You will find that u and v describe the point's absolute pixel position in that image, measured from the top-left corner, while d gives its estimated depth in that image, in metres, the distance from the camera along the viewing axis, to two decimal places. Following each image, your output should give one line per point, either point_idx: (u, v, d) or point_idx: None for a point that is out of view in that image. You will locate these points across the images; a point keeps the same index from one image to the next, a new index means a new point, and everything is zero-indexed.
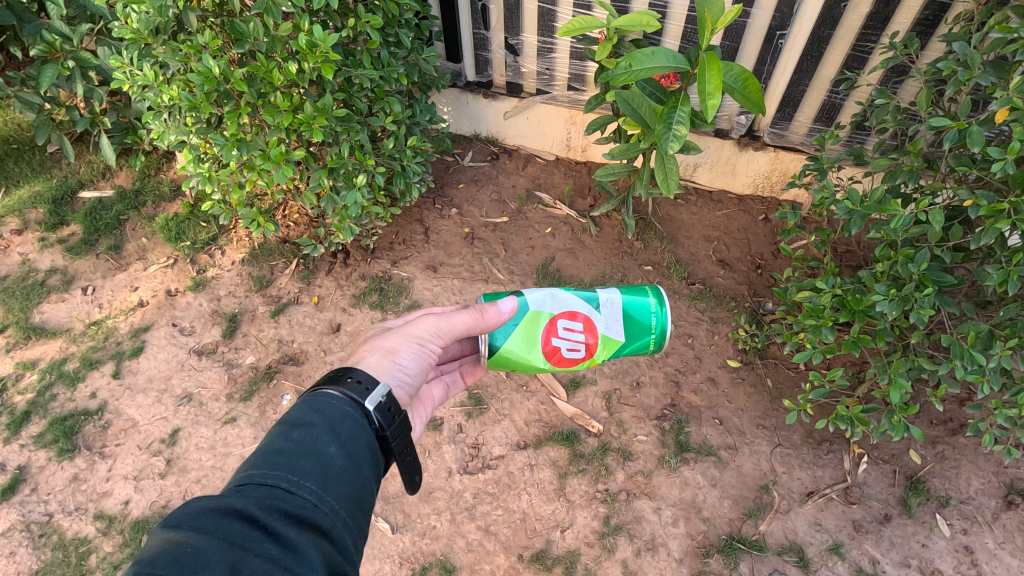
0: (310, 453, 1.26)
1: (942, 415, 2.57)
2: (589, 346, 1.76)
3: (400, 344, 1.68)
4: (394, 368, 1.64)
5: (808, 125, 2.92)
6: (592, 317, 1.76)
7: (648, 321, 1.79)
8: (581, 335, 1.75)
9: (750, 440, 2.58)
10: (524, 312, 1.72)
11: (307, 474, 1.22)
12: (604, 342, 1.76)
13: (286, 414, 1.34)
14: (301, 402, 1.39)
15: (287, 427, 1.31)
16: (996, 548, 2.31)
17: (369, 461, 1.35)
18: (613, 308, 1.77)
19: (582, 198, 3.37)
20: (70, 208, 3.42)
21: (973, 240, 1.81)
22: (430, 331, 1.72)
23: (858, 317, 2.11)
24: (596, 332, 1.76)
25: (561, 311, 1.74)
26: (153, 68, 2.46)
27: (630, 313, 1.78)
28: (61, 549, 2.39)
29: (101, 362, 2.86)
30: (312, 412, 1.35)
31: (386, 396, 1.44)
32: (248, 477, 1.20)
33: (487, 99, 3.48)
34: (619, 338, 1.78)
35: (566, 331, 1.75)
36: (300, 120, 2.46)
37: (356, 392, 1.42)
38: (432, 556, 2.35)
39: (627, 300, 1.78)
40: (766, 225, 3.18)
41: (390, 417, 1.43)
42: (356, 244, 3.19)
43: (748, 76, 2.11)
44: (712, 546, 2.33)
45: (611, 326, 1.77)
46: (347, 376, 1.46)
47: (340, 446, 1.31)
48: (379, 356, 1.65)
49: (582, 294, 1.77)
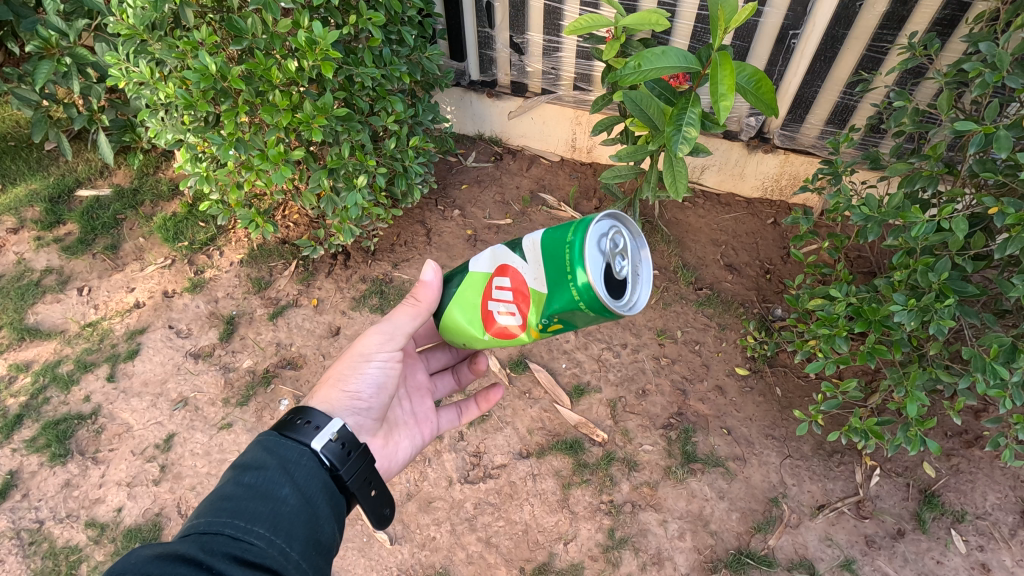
0: (261, 496, 1.22)
1: (957, 427, 2.51)
2: (519, 305, 1.39)
3: (351, 370, 1.65)
4: (346, 396, 1.63)
5: (819, 127, 2.85)
6: (522, 273, 1.38)
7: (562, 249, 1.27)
8: (509, 292, 1.42)
9: (760, 451, 2.51)
10: (462, 273, 1.56)
11: (257, 518, 1.17)
12: (534, 300, 1.36)
13: (238, 458, 1.31)
14: (252, 447, 1.36)
15: (235, 471, 1.27)
16: (1013, 565, 2.25)
17: (326, 501, 1.31)
18: (539, 259, 1.34)
19: (588, 200, 3.31)
20: (67, 207, 3.36)
21: (997, 249, 1.75)
22: (376, 343, 1.67)
23: (873, 327, 2.03)
24: (525, 291, 1.38)
25: (500, 276, 1.46)
26: (150, 65, 2.39)
27: (547, 254, 1.32)
28: (51, 558, 2.34)
29: (96, 365, 2.80)
30: (266, 454, 1.32)
31: (339, 431, 1.43)
32: (192, 526, 1.14)
33: (491, 99, 3.42)
34: (542, 290, 1.34)
35: (497, 290, 1.46)
36: (299, 119, 2.39)
37: (307, 434, 1.40)
38: (431, 569, 2.28)
39: (550, 240, 1.32)
40: (775, 230, 3.12)
41: (343, 457, 1.41)
42: (356, 245, 3.14)
43: (761, 77, 2.04)
44: (720, 561, 2.27)
45: (536, 279, 1.35)
46: (299, 419, 1.43)
47: (294, 487, 1.28)
48: (328, 389, 1.63)
49: (513, 246, 1.44)
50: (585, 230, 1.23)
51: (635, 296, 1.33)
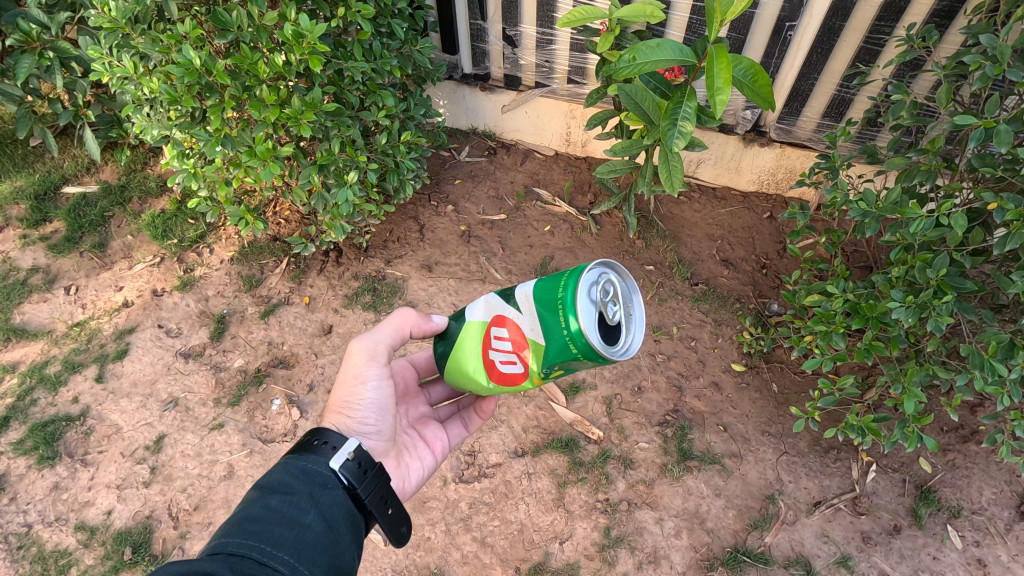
0: (286, 521, 1.21)
1: (954, 422, 2.50)
2: (520, 357, 1.36)
3: (351, 394, 1.62)
4: (357, 423, 1.61)
5: (816, 120, 2.82)
6: (519, 322, 1.36)
7: (555, 297, 1.27)
8: (507, 343, 1.39)
9: (756, 448, 2.50)
10: (457, 320, 1.53)
11: (282, 544, 1.16)
12: (532, 348, 1.33)
13: (264, 481, 1.31)
14: (276, 469, 1.36)
15: (264, 493, 1.28)
16: (1009, 561, 2.24)
17: (347, 528, 1.31)
18: (529, 306, 1.34)
19: (582, 195, 3.28)
20: (54, 205, 3.30)
21: (996, 246, 1.73)
22: (365, 361, 1.65)
23: (871, 324, 2.01)
24: (521, 340, 1.35)
25: (494, 326, 1.43)
26: (133, 59, 2.34)
27: (539, 303, 1.31)
28: (40, 562, 2.30)
29: (84, 365, 2.76)
30: (291, 479, 1.33)
31: (356, 451, 1.43)
32: (219, 547, 1.12)
33: (484, 92, 3.37)
34: (539, 340, 1.31)
35: (493, 340, 1.42)
36: (287, 115, 2.35)
37: (325, 455, 1.41)
38: (426, 569, 2.26)
39: (539, 292, 1.32)
40: (771, 224, 3.09)
41: (361, 475, 1.42)
42: (348, 242, 3.10)
43: (758, 70, 1.99)
44: (717, 559, 2.25)
45: (530, 329, 1.33)
46: (317, 440, 1.44)
47: (318, 513, 1.27)
48: (337, 415, 1.59)
49: (505, 295, 1.43)
50: (576, 277, 1.23)
51: (632, 339, 1.31)
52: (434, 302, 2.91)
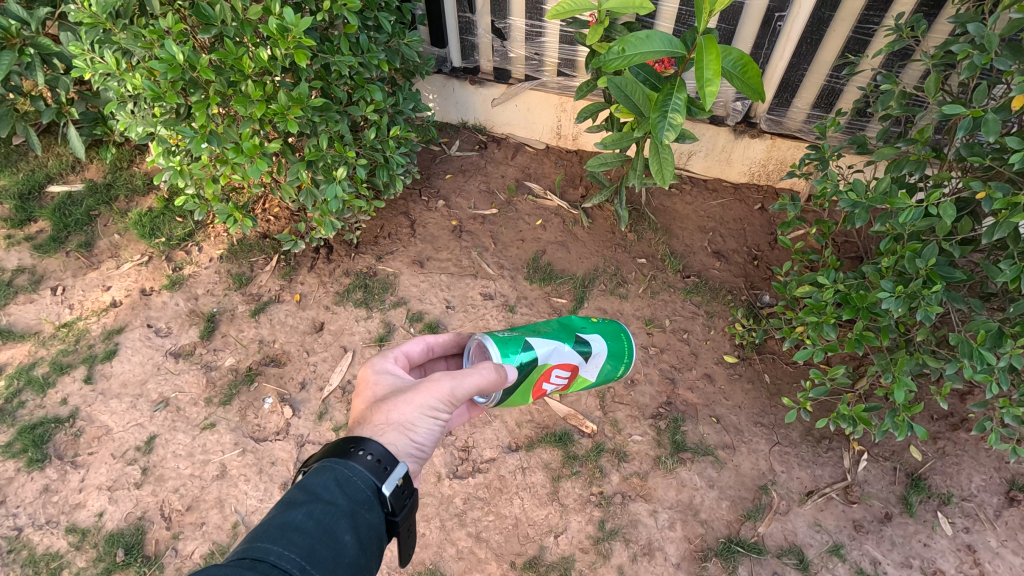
0: (326, 539, 1.22)
1: (943, 410, 2.52)
2: (567, 386, 1.82)
3: (416, 420, 1.48)
4: (415, 449, 1.49)
5: (806, 111, 2.82)
6: (581, 367, 1.77)
7: (619, 356, 1.84)
8: (565, 379, 1.78)
9: (748, 439, 2.51)
10: (529, 364, 1.64)
11: (320, 564, 1.18)
12: (579, 383, 1.83)
13: (311, 483, 1.30)
14: (322, 469, 1.34)
15: (308, 500, 1.27)
16: (998, 546, 2.27)
17: (376, 549, 1.32)
18: (597, 359, 1.80)
19: (574, 188, 3.27)
20: (38, 204, 3.25)
21: (986, 235, 1.73)
22: (443, 396, 1.49)
23: (861, 314, 2.02)
24: (575, 377, 1.80)
25: (555, 366, 1.72)
26: (115, 55, 2.30)
27: (607, 357, 1.81)
28: (31, 565, 2.28)
29: (72, 366, 2.73)
30: (337, 488, 1.31)
31: (403, 479, 1.38)
32: (262, 552, 1.15)
33: (474, 86, 3.34)
34: (588, 379, 1.83)
35: (555, 377, 1.74)
36: (274, 111, 2.31)
37: (373, 472, 1.35)
38: (422, 565, 2.26)
39: (609, 350, 1.81)
40: (762, 215, 3.10)
41: (401, 502, 1.38)
42: (339, 238, 3.08)
43: (748, 61, 1.98)
44: (711, 549, 2.26)
45: (587, 372, 1.81)
46: (361, 450, 1.37)
47: (355, 535, 1.27)
48: (396, 435, 1.45)
49: (577, 344, 1.74)
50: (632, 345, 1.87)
51: None
52: (426, 298, 2.90)
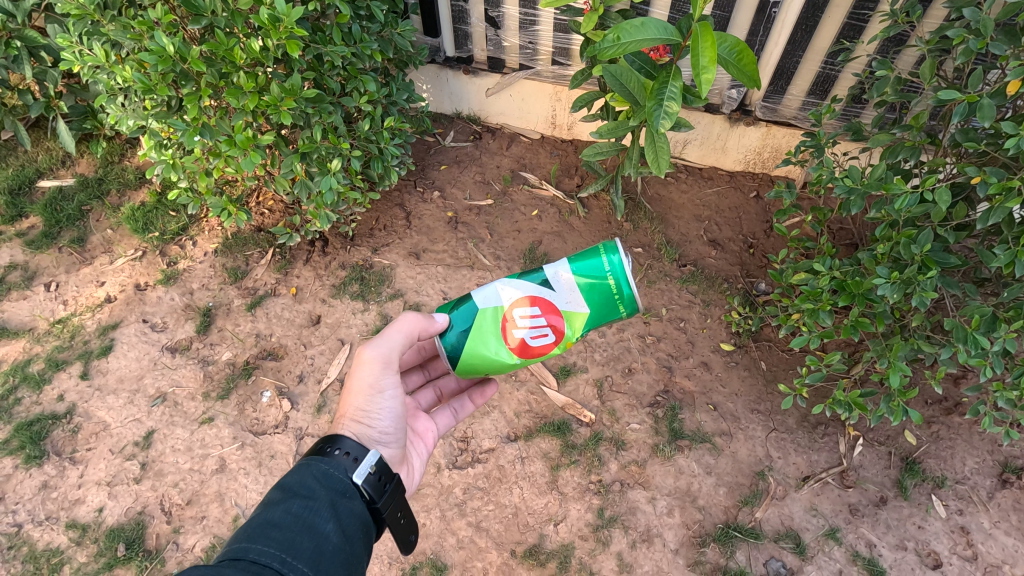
0: (307, 530, 1.24)
1: (937, 395, 2.54)
2: (555, 327, 1.56)
3: (368, 403, 1.62)
4: (373, 432, 1.61)
5: (801, 98, 2.82)
6: (547, 296, 1.56)
7: (599, 263, 1.53)
8: (541, 318, 1.56)
9: (745, 426, 2.53)
10: (467, 309, 1.59)
11: (303, 554, 1.18)
12: (570, 318, 1.55)
13: (287, 483, 1.34)
14: (298, 472, 1.39)
15: (286, 498, 1.30)
16: (991, 528, 2.30)
17: (361, 538, 1.34)
18: (566, 282, 1.54)
19: (569, 177, 3.26)
20: (29, 199, 3.22)
21: (980, 220, 1.74)
22: (381, 368, 1.65)
23: (857, 301, 2.03)
24: (555, 310, 1.55)
25: (517, 305, 1.56)
26: (104, 47, 2.28)
27: (579, 277, 1.53)
28: (32, 561, 2.29)
29: (68, 363, 2.72)
30: (312, 484, 1.35)
31: (377, 465, 1.45)
32: (242, 551, 1.15)
33: (468, 75, 3.32)
34: (578, 309, 1.55)
35: (521, 318, 1.56)
36: (266, 102, 2.29)
37: (347, 465, 1.42)
38: (422, 555, 2.28)
39: (577, 267, 1.53)
40: (758, 203, 3.10)
41: (381, 488, 1.44)
42: (334, 231, 3.06)
43: (743, 48, 1.96)
44: (708, 535, 2.29)
45: (568, 301, 1.54)
46: (333, 448, 1.45)
47: (337, 523, 1.30)
48: (354, 424, 1.57)
49: (528, 277, 1.59)
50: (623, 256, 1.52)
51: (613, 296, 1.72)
52: (422, 290, 2.89)
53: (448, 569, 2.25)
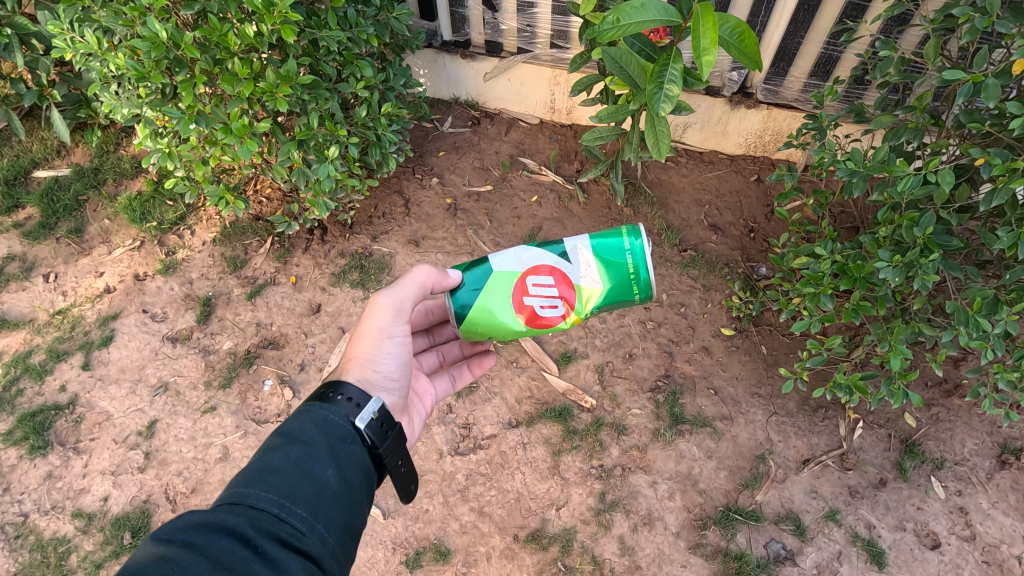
0: (306, 474, 1.23)
1: (938, 377, 2.55)
2: (566, 300, 1.60)
3: (375, 348, 1.61)
4: (378, 377, 1.61)
5: (802, 80, 2.79)
6: (564, 268, 1.60)
7: (618, 242, 1.59)
8: (554, 289, 1.60)
9: (746, 410, 2.54)
10: (485, 267, 1.61)
11: (302, 499, 1.18)
12: (582, 293, 1.60)
13: (287, 427, 1.33)
14: (298, 416, 1.37)
15: (285, 441, 1.29)
16: (989, 508, 2.32)
17: (363, 483, 1.33)
18: (584, 256, 1.59)
19: (569, 163, 3.24)
20: (25, 190, 3.20)
21: (984, 202, 1.73)
22: (391, 316, 1.65)
23: (859, 284, 2.02)
24: (569, 282, 1.60)
25: (533, 272, 1.60)
26: (96, 34, 2.24)
27: (597, 253, 1.59)
28: (39, 550, 2.31)
29: (69, 353, 2.72)
30: (313, 428, 1.34)
31: (379, 411, 1.43)
32: (242, 494, 1.16)
33: (466, 60, 3.28)
34: (591, 285, 1.59)
35: (535, 285, 1.60)
36: (262, 89, 2.26)
37: (348, 411, 1.41)
38: (426, 540, 2.30)
39: (596, 243, 1.59)
40: (758, 186, 3.08)
41: (381, 434, 1.43)
42: (332, 218, 3.04)
43: (745, 29, 1.92)
44: (709, 518, 2.31)
45: (583, 275, 1.59)
46: (336, 393, 1.44)
47: (338, 468, 1.29)
48: (360, 370, 1.57)
49: (548, 247, 1.63)
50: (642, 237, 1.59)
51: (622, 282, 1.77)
52: None
53: (452, 554, 2.27)
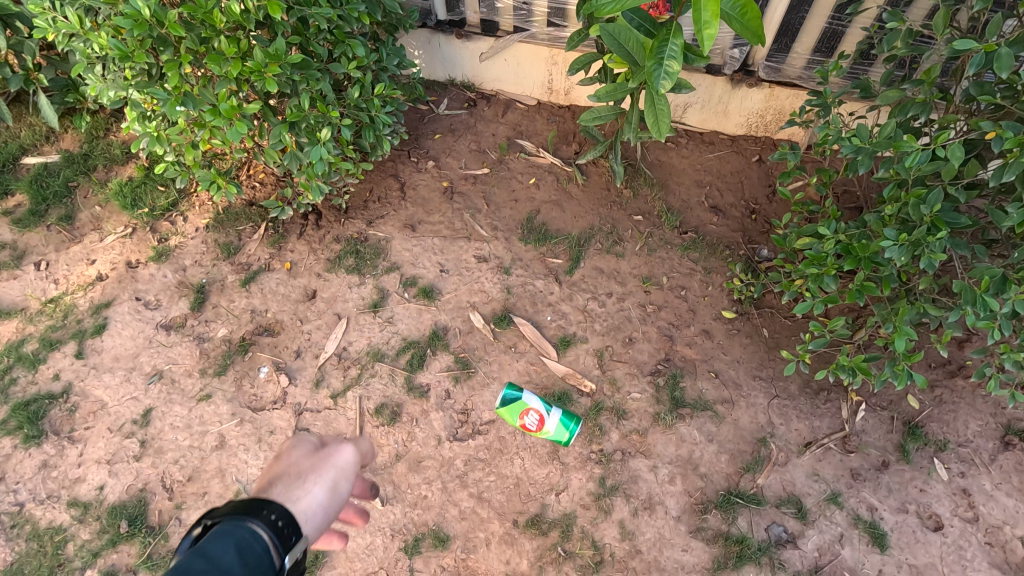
0: None
1: (941, 358, 2.52)
2: (540, 427, 2.27)
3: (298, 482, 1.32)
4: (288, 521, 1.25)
5: (806, 56, 2.72)
6: (545, 417, 2.26)
7: (568, 428, 2.26)
8: (535, 420, 2.27)
9: (747, 393, 2.51)
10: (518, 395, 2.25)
11: None
12: (547, 424, 2.26)
13: (200, 551, 1.08)
14: (223, 533, 1.13)
15: (207, 570, 1.05)
16: (993, 489, 2.30)
17: None
18: (552, 418, 2.26)
19: (567, 144, 3.18)
20: (14, 177, 3.14)
21: (993, 177, 1.68)
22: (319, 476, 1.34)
23: (863, 265, 1.98)
24: (541, 423, 2.26)
25: (534, 408, 2.26)
26: (78, 13, 2.18)
27: (558, 421, 2.26)
28: (36, 539, 2.30)
29: (62, 342, 2.68)
30: (230, 558, 1.09)
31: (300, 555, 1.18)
32: None
33: (461, 40, 3.20)
34: (548, 428, 2.26)
35: (531, 417, 2.26)
36: (250, 69, 2.20)
37: (274, 541, 1.15)
38: (425, 527, 2.29)
39: (561, 417, 2.26)
40: (760, 167, 3.02)
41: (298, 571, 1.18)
42: (327, 203, 2.99)
43: (747, 2, 1.85)
44: (710, 502, 2.29)
45: (548, 422, 2.26)
46: (264, 514, 1.17)
47: None
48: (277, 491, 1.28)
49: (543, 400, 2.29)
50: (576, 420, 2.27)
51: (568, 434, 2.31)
52: (419, 263, 2.84)
53: (451, 540, 2.26)
